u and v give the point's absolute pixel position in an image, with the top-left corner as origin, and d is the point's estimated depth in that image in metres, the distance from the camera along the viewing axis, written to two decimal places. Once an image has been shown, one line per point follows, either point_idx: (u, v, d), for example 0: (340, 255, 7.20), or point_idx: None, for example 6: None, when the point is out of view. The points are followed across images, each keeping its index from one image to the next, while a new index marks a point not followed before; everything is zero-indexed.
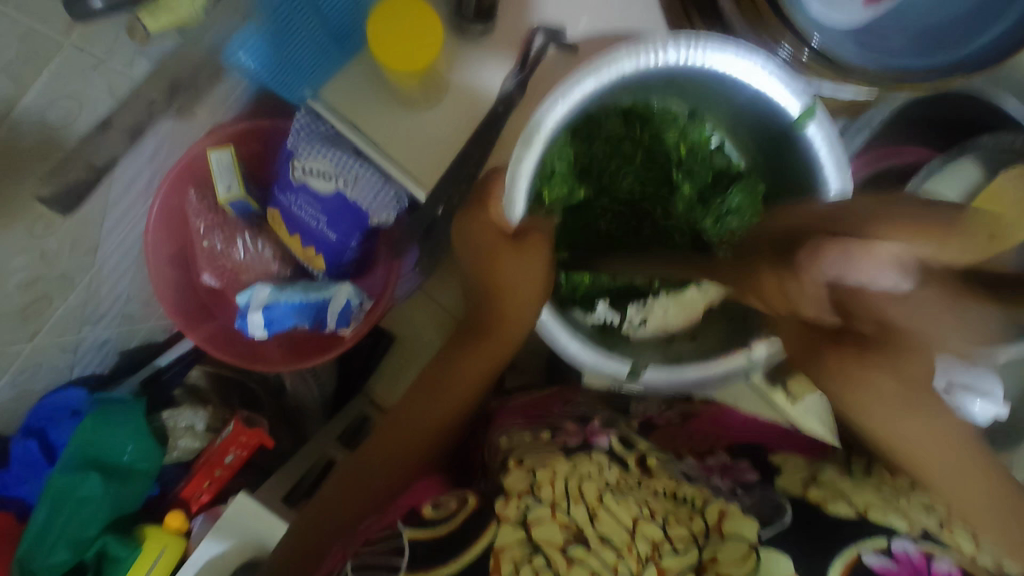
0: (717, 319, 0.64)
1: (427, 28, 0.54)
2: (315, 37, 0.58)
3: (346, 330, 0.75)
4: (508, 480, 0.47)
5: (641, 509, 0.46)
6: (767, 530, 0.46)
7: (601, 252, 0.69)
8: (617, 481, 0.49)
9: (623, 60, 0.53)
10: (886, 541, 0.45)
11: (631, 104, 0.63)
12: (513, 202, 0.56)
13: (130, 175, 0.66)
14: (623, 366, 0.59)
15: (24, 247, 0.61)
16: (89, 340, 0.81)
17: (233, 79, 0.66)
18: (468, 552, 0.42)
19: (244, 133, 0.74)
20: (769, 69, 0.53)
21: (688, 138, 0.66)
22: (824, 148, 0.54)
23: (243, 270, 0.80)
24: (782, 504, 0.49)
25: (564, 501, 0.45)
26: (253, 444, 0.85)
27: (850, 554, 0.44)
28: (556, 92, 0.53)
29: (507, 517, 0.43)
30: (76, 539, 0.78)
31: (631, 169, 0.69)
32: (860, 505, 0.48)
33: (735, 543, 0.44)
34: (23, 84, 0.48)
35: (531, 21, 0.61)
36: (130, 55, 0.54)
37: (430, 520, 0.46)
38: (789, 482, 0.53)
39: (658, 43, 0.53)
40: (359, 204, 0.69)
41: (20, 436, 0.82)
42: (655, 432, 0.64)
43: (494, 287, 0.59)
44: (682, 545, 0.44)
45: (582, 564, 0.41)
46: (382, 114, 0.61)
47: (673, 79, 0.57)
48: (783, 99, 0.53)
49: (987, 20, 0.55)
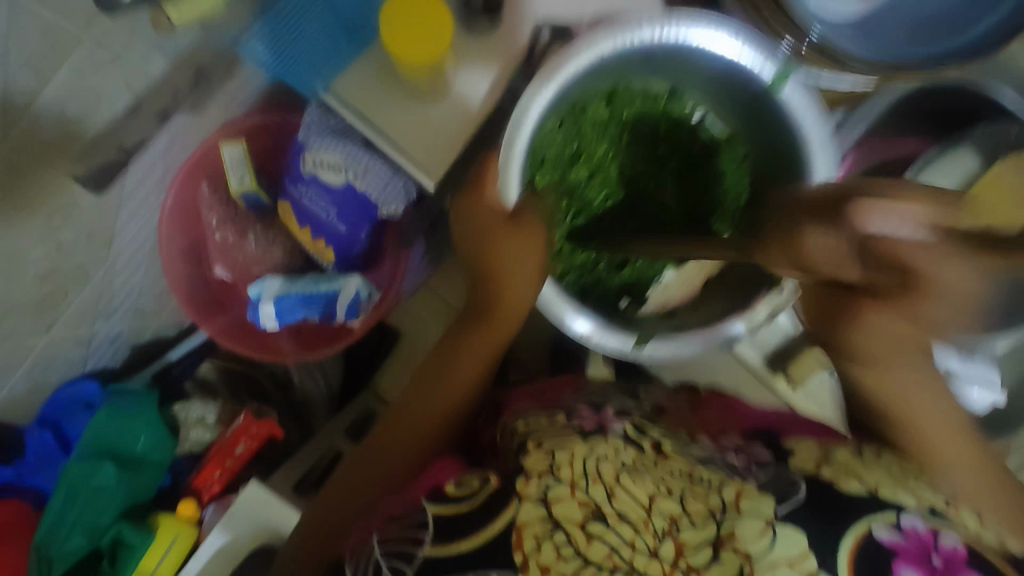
0: (717, 291, 0.59)
1: (436, 23, 0.54)
2: (324, 27, 0.59)
3: (355, 321, 0.77)
4: (528, 460, 0.45)
5: (658, 487, 0.44)
6: (784, 505, 0.42)
7: (604, 241, 0.64)
8: (634, 460, 0.47)
9: (601, 41, 0.50)
10: (896, 516, 0.43)
11: (612, 87, 0.59)
12: (508, 182, 0.52)
13: (144, 169, 0.68)
14: (627, 340, 0.54)
15: (42, 237, 0.63)
16: (102, 333, 0.83)
17: (247, 73, 0.68)
18: (490, 531, 0.41)
19: (255, 128, 0.76)
20: (742, 41, 0.50)
21: (668, 113, 0.63)
22: (811, 121, 0.50)
23: (256, 262, 0.81)
24: (797, 482, 0.45)
25: (584, 482, 0.43)
26: (263, 435, 0.86)
27: (860, 528, 0.42)
28: (542, 74, 0.50)
29: (528, 495, 0.42)
30: (91, 526, 0.80)
31: (620, 151, 0.64)
32: (871, 482, 0.45)
33: (751, 519, 0.42)
34: (44, 77, 0.50)
35: (536, 16, 0.61)
36: (146, 49, 0.55)
37: (454, 497, 0.45)
38: (804, 459, 0.49)
39: (637, 21, 0.50)
40: (368, 195, 0.70)
41: (36, 428, 0.84)
42: (668, 415, 0.62)
43: (486, 259, 0.57)
44: (700, 520, 0.42)
45: (601, 540, 0.40)
46: (391, 105, 0.62)
47: (650, 57, 0.53)
48: (755, 65, 0.50)
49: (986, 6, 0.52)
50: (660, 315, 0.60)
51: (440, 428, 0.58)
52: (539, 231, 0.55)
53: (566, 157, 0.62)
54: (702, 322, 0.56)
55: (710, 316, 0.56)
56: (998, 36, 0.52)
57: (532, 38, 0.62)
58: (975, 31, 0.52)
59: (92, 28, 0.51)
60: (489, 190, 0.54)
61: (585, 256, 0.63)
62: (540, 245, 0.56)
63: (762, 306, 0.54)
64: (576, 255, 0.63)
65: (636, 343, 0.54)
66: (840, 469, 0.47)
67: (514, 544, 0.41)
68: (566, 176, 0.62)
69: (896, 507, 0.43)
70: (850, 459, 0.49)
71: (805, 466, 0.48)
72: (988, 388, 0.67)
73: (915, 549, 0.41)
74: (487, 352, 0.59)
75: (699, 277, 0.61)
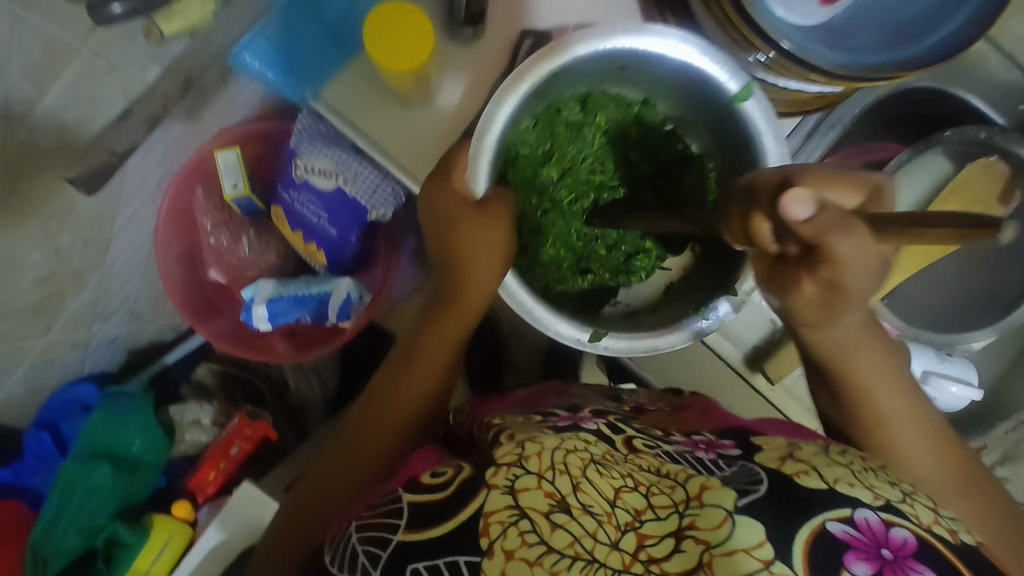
0: (679, 295, 0.62)
1: (420, 31, 0.56)
2: (315, 38, 0.62)
3: (345, 322, 0.78)
4: (498, 453, 0.48)
5: (626, 480, 0.45)
6: (744, 497, 0.42)
7: (575, 241, 0.65)
8: (603, 454, 0.48)
9: (575, 46, 0.52)
10: (849, 510, 0.41)
11: (587, 91, 0.59)
12: (477, 174, 0.54)
13: (139, 175, 0.70)
14: (583, 332, 0.55)
15: (40, 242, 0.65)
16: (100, 336, 0.85)
17: (240, 82, 0.70)
18: (457, 518, 0.43)
19: (250, 134, 0.77)
20: (707, 55, 0.52)
21: (642, 121, 0.63)
22: (763, 124, 0.52)
23: (249, 265, 0.83)
24: (761, 475, 0.44)
25: (550, 473, 0.44)
26: (257, 436, 0.88)
27: (813, 524, 0.40)
28: (513, 75, 0.51)
29: (496, 485, 0.44)
30: (85, 525, 0.81)
31: (589, 152, 0.64)
32: (829, 475, 0.44)
33: (712, 509, 0.41)
34: (42, 87, 0.52)
35: (522, 26, 0.63)
36: (143, 62, 0.57)
37: (426, 488, 0.48)
38: (768, 456, 0.48)
39: (608, 31, 0.51)
40: (358, 199, 0.73)
41: (33, 430, 0.86)
42: (645, 414, 0.61)
43: (455, 257, 0.57)
44: (665, 513, 0.42)
45: (565, 530, 0.41)
46: (379, 111, 0.63)
47: (623, 64, 0.55)
48: (719, 77, 0.52)
49: (948, 13, 0.53)
50: (623, 315, 0.63)
51: (409, 416, 0.57)
52: (506, 219, 0.56)
53: (539, 157, 0.62)
54: (660, 325, 0.58)
55: (669, 318, 0.59)
56: (955, 45, 0.51)
57: (514, 47, 0.63)
58: (932, 40, 0.52)
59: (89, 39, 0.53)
60: (455, 177, 0.55)
61: (549, 249, 0.64)
62: (501, 239, 0.56)
63: (724, 306, 0.56)
64: (546, 253, 0.63)
65: (592, 336, 0.55)
66: (801, 463, 0.46)
67: (481, 533, 0.42)
68: (536, 174, 0.62)
69: (851, 503, 0.41)
70: (816, 454, 0.47)
71: (767, 460, 0.47)
72: (965, 385, 0.67)
73: (868, 542, 0.39)
74: (452, 344, 0.59)
75: (661, 284, 0.66)
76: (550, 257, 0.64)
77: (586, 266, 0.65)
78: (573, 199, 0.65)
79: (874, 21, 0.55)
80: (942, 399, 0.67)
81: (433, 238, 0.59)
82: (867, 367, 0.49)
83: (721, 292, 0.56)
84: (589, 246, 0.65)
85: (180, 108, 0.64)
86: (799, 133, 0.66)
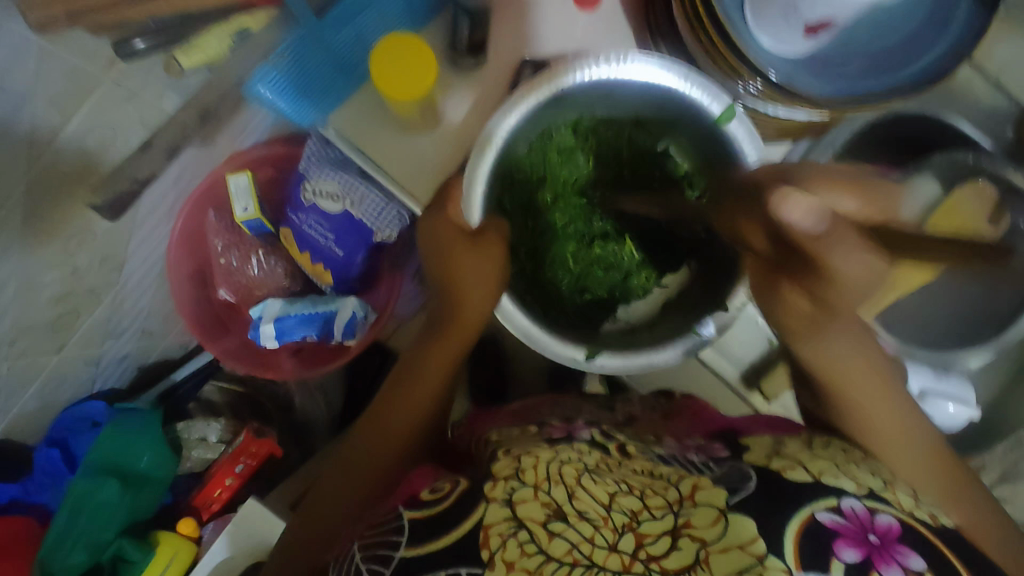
0: (675, 311, 0.62)
1: (422, 63, 0.58)
2: (328, 70, 0.64)
3: (351, 340, 0.80)
4: (496, 467, 0.48)
5: (620, 485, 0.46)
6: (737, 494, 0.44)
7: (570, 259, 0.67)
8: (597, 462, 0.49)
9: (565, 77, 0.54)
10: (836, 499, 0.43)
11: (578, 118, 0.61)
12: (472, 207, 0.57)
13: (154, 199, 0.73)
14: (578, 353, 0.58)
15: (58, 262, 0.67)
16: (111, 354, 0.87)
17: (251, 110, 0.73)
18: (458, 531, 0.44)
19: (262, 158, 0.80)
20: (690, 83, 0.54)
21: (634, 143, 0.64)
22: (746, 143, 0.55)
23: (257, 285, 0.85)
24: (750, 472, 0.47)
25: (545, 483, 0.45)
26: (263, 453, 0.90)
27: (804, 514, 0.43)
28: (507, 103, 0.54)
29: (495, 497, 0.45)
30: (94, 542, 0.83)
31: (582, 174, 0.66)
32: (813, 469, 0.46)
33: (705, 509, 0.44)
34: (67, 115, 0.56)
35: (524, 54, 0.64)
36: (159, 89, 0.61)
37: (428, 502, 0.49)
38: (755, 455, 0.50)
39: (592, 61, 0.54)
40: (363, 220, 0.75)
41: (43, 446, 0.87)
42: (636, 423, 0.61)
43: (448, 278, 0.59)
44: (660, 512, 0.44)
45: (562, 538, 0.42)
46: (386, 138, 0.66)
47: (612, 92, 0.57)
48: (702, 100, 0.54)
49: (928, 42, 0.55)
50: (621, 331, 0.63)
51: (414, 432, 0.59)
52: (500, 250, 0.58)
53: (534, 180, 0.64)
54: (657, 340, 0.59)
55: (667, 331, 0.60)
56: (941, 69, 0.54)
57: (517, 70, 0.64)
58: (915, 68, 0.54)
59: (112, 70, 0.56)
60: (451, 208, 0.58)
61: (548, 270, 0.66)
62: (498, 266, 0.58)
63: (709, 324, 0.57)
64: (547, 275, 0.66)
65: (586, 357, 0.57)
66: (787, 460, 0.48)
67: (481, 543, 0.43)
68: (532, 199, 0.65)
69: (837, 492, 0.44)
70: (800, 450, 0.50)
71: (756, 460, 0.49)
72: (964, 405, 0.67)
73: (855, 529, 0.41)
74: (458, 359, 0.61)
75: (659, 301, 0.66)
76: (546, 275, 0.66)
77: (584, 285, 0.67)
78: (568, 222, 0.67)
79: (862, 47, 0.56)
80: (941, 417, 0.67)
81: (435, 265, 0.60)
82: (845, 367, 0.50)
83: (709, 311, 0.58)
84: (588, 268, 0.67)
85: (199, 134, 0.67)
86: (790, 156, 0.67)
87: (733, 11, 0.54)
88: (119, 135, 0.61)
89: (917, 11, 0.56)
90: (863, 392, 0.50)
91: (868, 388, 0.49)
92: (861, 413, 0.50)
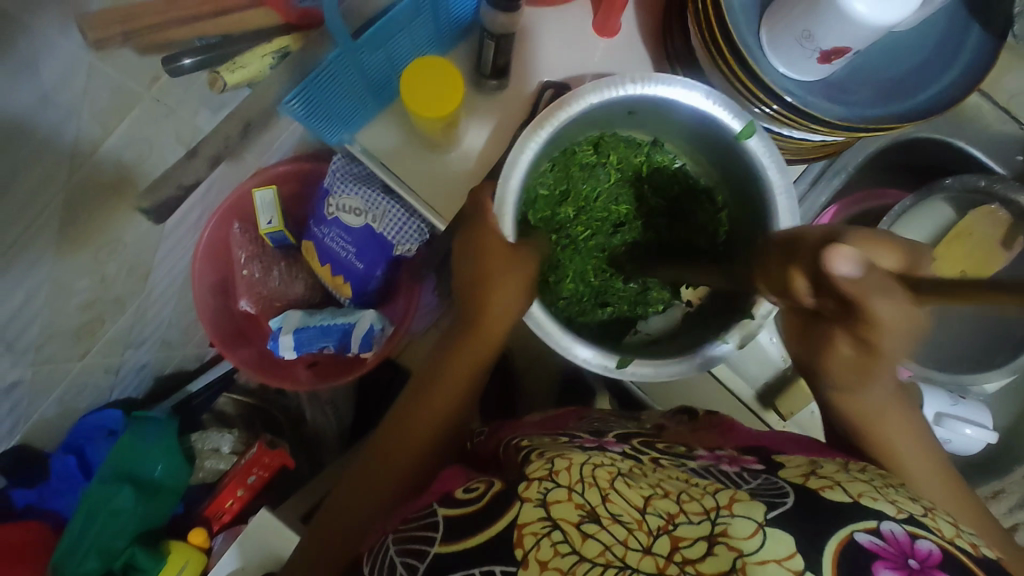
0: (696, 323, 0.66)
1: (448, 82, 0.60)
2: (357, 88, 0.64)
3: (368, 353, 0.82)
4: (529, 469, 0.49)
5: (655, 490, 0.46)
6: (774, 509, 0.42)
7: (593, 273, 0.68)
8: (631, 468, 0.50)
9: (588, 94, 0.56)
10: (875, 523, 0.41)
11: (600, 134, 0.64)
12: (504, 219, 0.58)
13: (184, 212, 0.75)
14: (609, 359, 0.58)
15: (88, 270, 0.69)
16: (131, 362, 0.89)
17: (279, 128, 0.76)
18: (493, 528, 0.45)
19: (286, 174, 0.83)
20: (711, 98, 0.56)
21: (652, 162, 0.67)
22: (770, 160, 0.56)
23: (277, 296, 0.88)
24: (786, 487, 0.45)
25: (579, 486, 0.46)
26: (274, 465, 0.91)
27: (842, 534, 0.40)
28: (534, 122, 0.56)
29: (529, 498, 0.46)
30: (106, 548, 0.84)
31: (603, 189, 0.67)
32: (853, 489, 0.44)
33: (743, 520, 0.41)
34: (108, 129, 0.57)
35: (542, 79, 0.68)
36: (196, 106, 0.63)
37: (461, 501, 0.51)
38: (790, 471, 0.49)
39: (619, 79, 0.56)
40: (385, 235, 0.77)
41: (60, 452, 0.89)
42: (665, 431, 0.62)
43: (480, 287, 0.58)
44: (697, 517, 0.42)
45: (595, 539, 0.42)
46: (408, 155, 0.68)
47: (634, 109, 0.60)
48: (725, 117, 0.57)
49: (938, 70, 0.57)
50: (643, 342, 0.66)
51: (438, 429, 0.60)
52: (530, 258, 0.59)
53: (558, 197, 0.66)
54: (682, 349, 0.60)
55: (688, 343, 0.62)
56: (951, 97, 0.56)
57: (536, 98, 0.67)
58: (925, 95, 0.57)
59: (153, 87, 0.57)
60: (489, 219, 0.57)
61: (568, 284, 0.67)
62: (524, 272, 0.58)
63: (733, 335, 0.58)
64: (565, 289, 0.67)
65: (618, 363, 0.58)
66: (825, 479, 0.46)
67: (515, 542, 0.43)
68: (555, 214, 0.66)
69: (876, 516, 0.42)
70: (837, 471, 0.48)
71: (792, 476, 0.48)
72: (980, 429, 0.66)
73: (895, 553, 0.39)
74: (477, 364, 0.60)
75: (679, 313, 0.68)
76: (568, 287, 0.67)
77: (605, 299, 0.69)
78: (591, 234, 0.68)
79: (874, 73, 0.58)
80: (958, 441, 0.66)
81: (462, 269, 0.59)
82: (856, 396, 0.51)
83: (737, 321, 0.59)
84: (608, 282, 0.68)
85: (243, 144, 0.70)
86: (804, 179, 0.68)
87: (747, 40, 0.56)
88: (153, 148, 0.62)
89: (923, 42, 0.58)
90: (878, 416, 0.52)
91: (886, 416, 0.52)
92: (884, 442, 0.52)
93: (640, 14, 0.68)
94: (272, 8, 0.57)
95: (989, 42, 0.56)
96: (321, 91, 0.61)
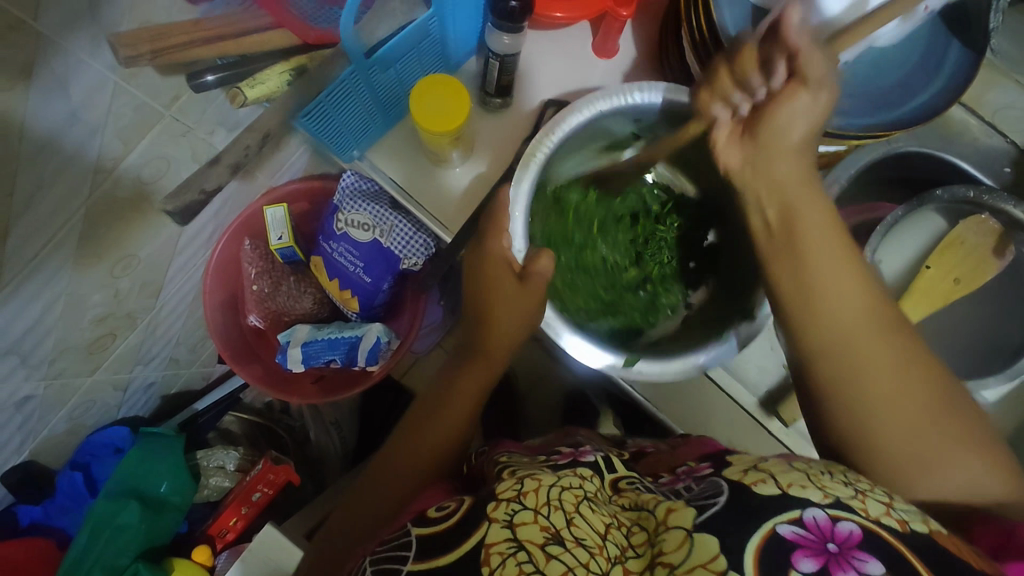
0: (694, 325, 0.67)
1: (455, 99, 0.63)
2: (366, 110, 0.67)
3: (374, 366, 0.83)
4: (499, 488, 0.48)
5: (614, 518, 0.46)
6: (703, 513, 0.41)
7: (598, 286, 0.69)
8: (595, 492, 0.49)
9: (597, 100, 0.60)
10: (799, 511, 0.38)
11: (602, 147, 0.67)
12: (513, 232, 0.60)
13: (195, 229, 0.78)
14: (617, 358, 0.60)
15: (103, 284, 0.70)
16: (139, 380, 0.91)
17: (289, 149, 0.79)
18: (457, 551, 0.44)
19: (297, 192, 0.86)
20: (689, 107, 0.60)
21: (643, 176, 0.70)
22: None
23: (287, 312, 0.90)
24: (722, 487, 0.43)
25: (545, 508, 0.45)
26: (279, 481, 0.89)
27: (765, 529, 0.38)
28: (546, 128, 0.59)
29: (496, 519, 0.45)
30: (111, 566, 0.84)
31: (597, 205, 0.70)
32: (782, 480, 0.41)
33: (674, 531, 0.41)
34: (128, 146, 0.58)
35: (541, 98, 0.71)
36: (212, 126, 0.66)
37: (434, 519, 0.49)
38: (733, 469, 0.47)
39: (630, 88, 0.59)
40: (391, 250, 0.79)
41: (66, 470, 0.90)
42: (645, 457, 0.63)
43: (489, 316, 0.62)
44: (641, 549, 0.43)
45: (558, 561, 0.41)
46: (419, 172, 0.71)
47: (638, 120, 0.63)
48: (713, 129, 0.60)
49: (924, 84, 0.59)
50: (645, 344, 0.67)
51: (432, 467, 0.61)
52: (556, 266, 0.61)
53: (559, 209, 0.68)
54: (692, 343, 0.62)
55: (689, 342, 0.63)
56: (936, 108, 0.58)
57: (537, 116, 0.70)
58: (910, 105, 0.59)
59: (173, 106, 0.60)
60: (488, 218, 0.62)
61: (575, 296, 0.67)
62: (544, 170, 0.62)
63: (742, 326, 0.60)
64: (568, 294, 0.67)
65: (627, 361, 0.60)
66: (760, 472, 0.43)
67: (483, 560, 0.42)
68: (559, 226, 0.68)
69: (800, 503, 0.39)
70: (777, 463, 0.45)
71: (731, 473, 0.45)
72: None
73: (815, 540, 0.36)
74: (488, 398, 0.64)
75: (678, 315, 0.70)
76: (577, 295, 0.67)
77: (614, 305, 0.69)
78: (592, 245, 0.70)
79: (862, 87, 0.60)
80: None
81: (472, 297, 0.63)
82: (810, 252, 0.47)
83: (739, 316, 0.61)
84: (617, 291, 0.69)
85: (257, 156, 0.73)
86: None
87: None
88: (170, 166, 0.65)
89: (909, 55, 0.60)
90: (830, 279, 0.47)
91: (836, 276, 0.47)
92: (831, 311, 0.46)
93: (637, 36, 0.71)
94: (291, 30, 0.61)
95: (970, 55, 0.58)
96: (335, 108, 0.64)
